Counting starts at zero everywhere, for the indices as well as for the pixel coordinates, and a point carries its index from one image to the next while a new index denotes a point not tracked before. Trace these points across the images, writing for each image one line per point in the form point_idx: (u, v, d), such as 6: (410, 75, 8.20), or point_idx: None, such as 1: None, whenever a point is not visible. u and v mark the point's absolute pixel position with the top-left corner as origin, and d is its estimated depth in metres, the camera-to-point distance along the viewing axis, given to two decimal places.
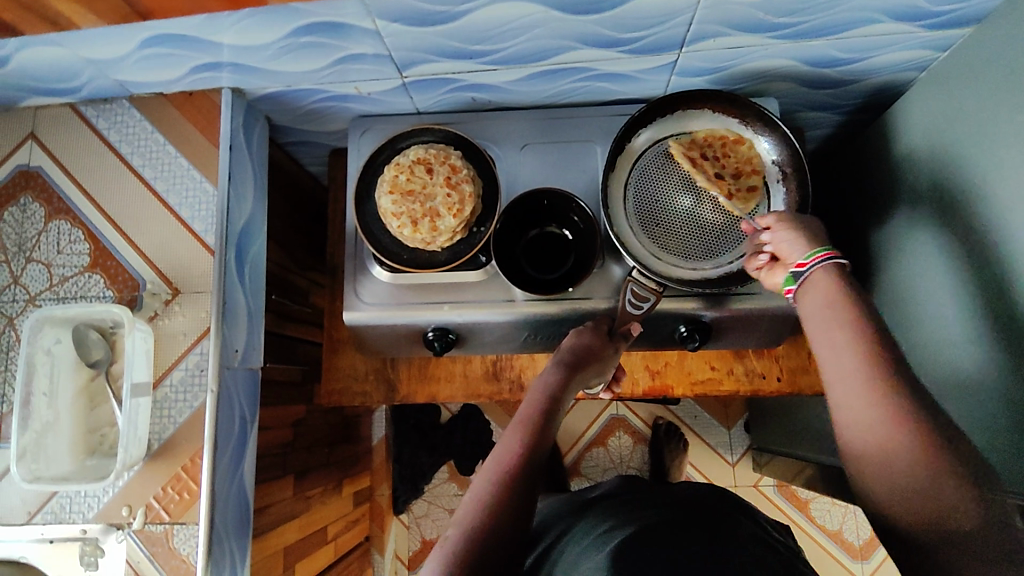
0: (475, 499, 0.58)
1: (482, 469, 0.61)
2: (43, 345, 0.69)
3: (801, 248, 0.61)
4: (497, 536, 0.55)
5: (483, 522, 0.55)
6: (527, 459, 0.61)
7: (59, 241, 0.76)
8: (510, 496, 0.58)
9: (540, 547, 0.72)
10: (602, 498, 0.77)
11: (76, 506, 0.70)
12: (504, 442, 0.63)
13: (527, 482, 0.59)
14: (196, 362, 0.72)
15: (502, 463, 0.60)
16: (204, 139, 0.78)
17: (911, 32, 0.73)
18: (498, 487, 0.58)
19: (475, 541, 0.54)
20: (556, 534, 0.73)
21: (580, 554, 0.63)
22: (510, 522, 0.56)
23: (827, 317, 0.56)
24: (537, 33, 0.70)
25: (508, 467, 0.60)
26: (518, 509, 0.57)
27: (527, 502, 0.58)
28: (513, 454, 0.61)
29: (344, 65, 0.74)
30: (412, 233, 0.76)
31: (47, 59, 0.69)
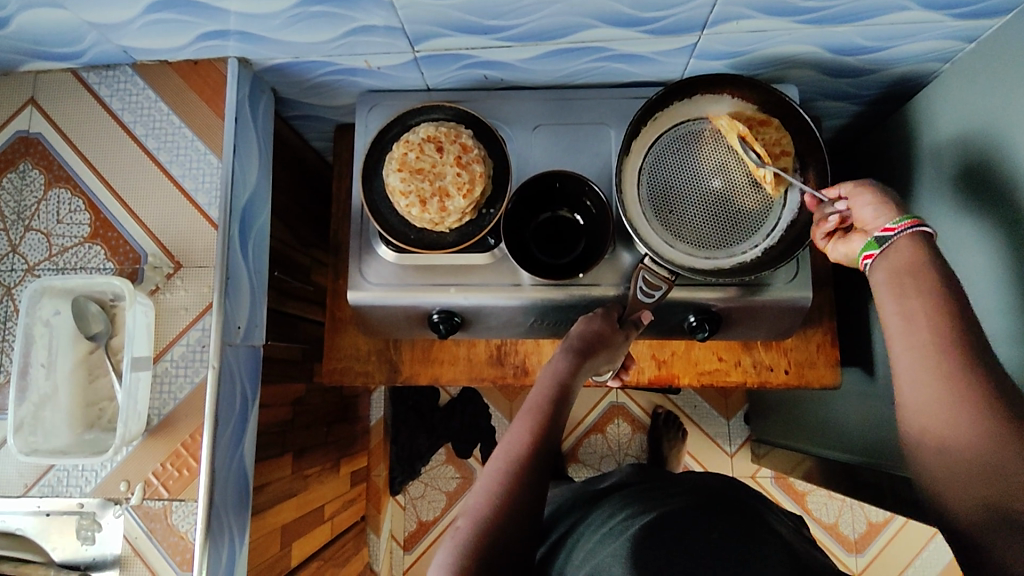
0: (486, 491, 0.57)
1: (492, 458, 0.60)
2: (42, 316, 0.67)
3: (885, 215, 0.61)
4: (508, 529, 0.54)
5: (494, 515, 0.55)
6: (537, 449, 0.60)
7: (59, 209, 0.75)
8: (521, 487, 0.57)
9: (551, 540, 0.70)
10: (619, 489, 0.75)
11: (74, 479, 0.69)
12: (514, 431, 0.62)
13: (538, 472, 0.58)
14: (197, 338, 0.71)
15: (512, 453, 0.59)
16: (209, 109, 0.76)
17: (939, 21, 0.71)
18: (509, 479, 0.57)
19: (487, 535, 0.53)
20: (568, 525, 0.71)
21: (595, 543, 0.62)
22: (521, 513, 0.55)
23: (898, 287, 0.57)
24: (555, 10, 0.68)
25: (519, 457, 0.59)
26: (529, 501, 0.56)
27: (538, 493, 0.57)
28: (524, 444, 0.60)
29: (355, 37, 0.72)
30: (421, 213, 0.74)
31: (49, 21, 0.67)
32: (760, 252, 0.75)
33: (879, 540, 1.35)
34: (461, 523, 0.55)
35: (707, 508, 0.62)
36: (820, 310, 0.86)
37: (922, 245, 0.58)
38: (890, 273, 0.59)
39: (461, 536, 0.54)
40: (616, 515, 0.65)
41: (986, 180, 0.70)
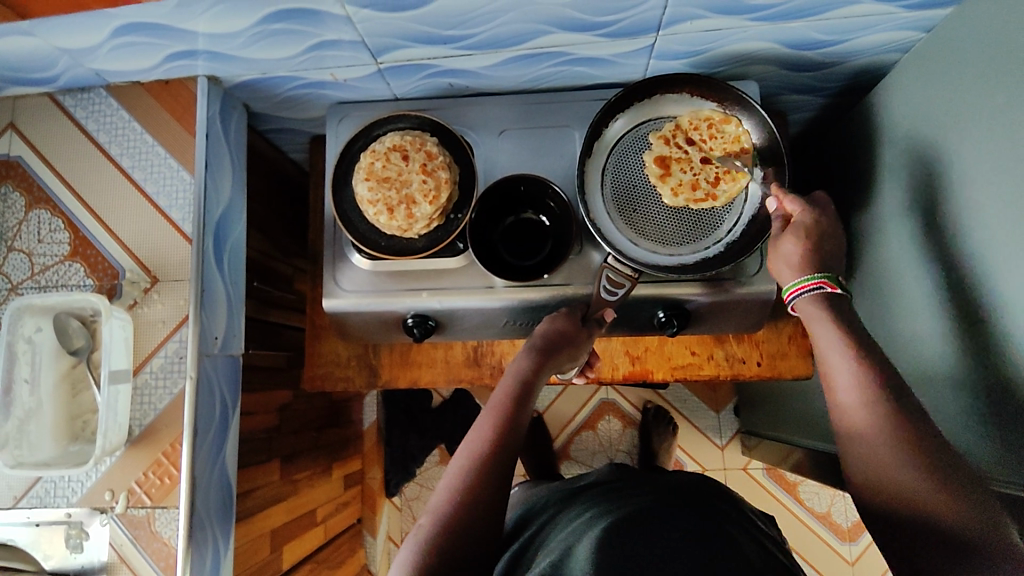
0: (450, 488, 0.59)
1: (456, 456, 0.62)
2: (25, 333, 0.70)
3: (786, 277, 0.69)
4: (471, 524, 0.56)
5: (458, 511, 0.56)
6: (500, 445, 0.62)
7: (39, 230, 0.77)
8: (484, 484, 0.59)
9: (524, 536, 0.71)
10: (593, 485, 0.76)
11: (61, 490, 0.72)
12: (477, 429, 0.64)
13: (501, 467, 0.60)
14: (175, 350, 0.73)
15: (475, 450, 0.61)
16: (181, 127, 0.78)
17: (891, 13, 0.72)
18: (472, 476, 0.59)
19: (450, 530, 0.55)
20: (541, 521, 0.72)
21: (563, 539, 0.63)
22: (485, 508, 0.58)
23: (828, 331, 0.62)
24: (509, 18, 0.69)
25: (482, 455, 0.61)
26: (492, 496, 0.58)
27: (501, 488, 0.59)
28: (487, 440, 0.62)
29: (318, 51, 0.74)
30: (388, 220, 0.76)
31: (21, 49, 0.69)
32: (724, 246, 0.76)
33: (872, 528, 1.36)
34: (426, 520, 0.57)
35: (670, 503, 0.64)
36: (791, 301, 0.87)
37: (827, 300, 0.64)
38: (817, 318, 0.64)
39: (426, 532, 0.56)
40: (582, 511, 0.67)
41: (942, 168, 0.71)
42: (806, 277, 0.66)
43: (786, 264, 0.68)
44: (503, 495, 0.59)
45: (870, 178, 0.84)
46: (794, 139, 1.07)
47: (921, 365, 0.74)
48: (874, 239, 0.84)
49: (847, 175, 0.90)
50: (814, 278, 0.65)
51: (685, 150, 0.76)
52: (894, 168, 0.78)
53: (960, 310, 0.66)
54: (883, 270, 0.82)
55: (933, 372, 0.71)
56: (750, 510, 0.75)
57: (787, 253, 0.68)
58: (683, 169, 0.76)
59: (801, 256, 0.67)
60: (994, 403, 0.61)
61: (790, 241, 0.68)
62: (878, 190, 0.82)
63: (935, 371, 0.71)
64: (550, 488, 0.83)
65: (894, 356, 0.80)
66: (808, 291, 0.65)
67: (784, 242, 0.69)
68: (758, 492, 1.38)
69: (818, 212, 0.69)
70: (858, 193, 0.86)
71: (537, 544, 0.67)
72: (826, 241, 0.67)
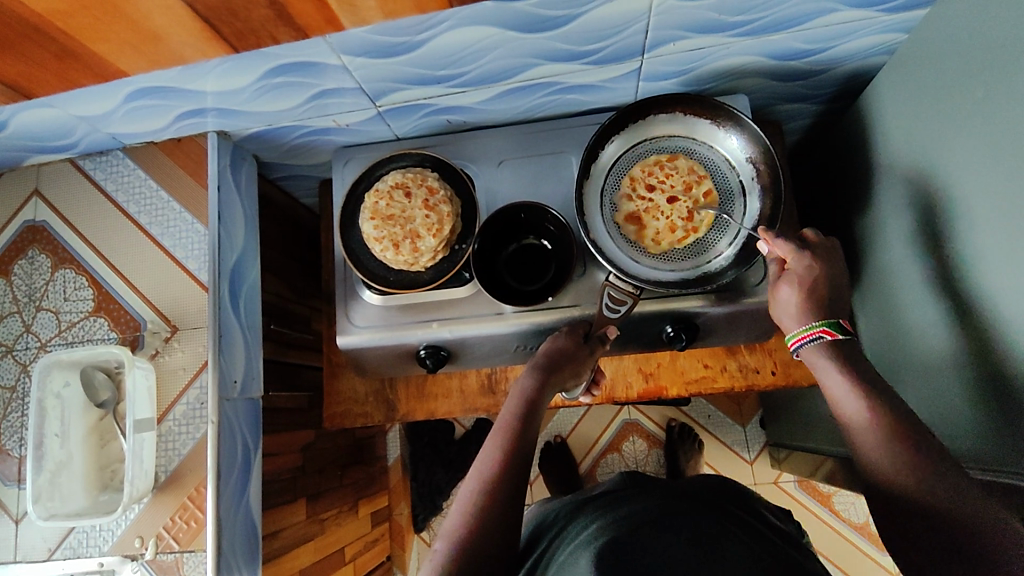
0: (463, 511, 0.59)
1: (466, 480, 0.62)
2: (53, 389, 0.73)
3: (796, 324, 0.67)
4: (485, 546, 0.56)
5: (468, 533, 0.57)
6: (508, 464, 0.62)
7: (65, 288, 0.81)
8: (495, 506, 0.59)
9: (536, 552, 0.69)
10: (600, 496, 0.74)
11: (92, 540, 0.73)
12: (484, 452, 0.64)
13: (511, 486, 0.61)
14: (196, 396, 0.75)
15: (485, 472, 0.62)
16: (193, 181, 0.81)
17: (870, 18, 0.73)
18: (483, 497, 0.59)
19: (464, 554, 0.55)
20: (552, 537, 0.70)
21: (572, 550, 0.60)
22: (497, 529, 0.58)
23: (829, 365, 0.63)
24: (498, 54, 0.72)
25: (493, 475, 0.61)
26: (505, 516, 0.58)
27: (512, 507, 0.59)
28: (495, 462, 0.62)
29: (319, 100, 0.77)
30: (395, 256, 0.78)
31: (43, 120, 0.74)
32: (724, 260, 0.76)
33: None
34: (441, 545, 0.57)
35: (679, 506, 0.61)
36: None
37: (840, 352, 0.63)
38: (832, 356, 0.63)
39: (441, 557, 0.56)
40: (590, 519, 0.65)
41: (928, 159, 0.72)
42: (803, 327, 0.66)
43: (788, 313, 0.68)
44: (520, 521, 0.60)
45: (869, 179, 0.84)
46: (793, 147, 1.08)
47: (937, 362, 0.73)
48: (879, 240, 0.84)
49: (847, 179, 0.91)
50: (812, 327, 0.65)
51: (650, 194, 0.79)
52: (891, 168, 0.79)
53: (969, 303, 0.66)
54: (889, 269, 0.82)
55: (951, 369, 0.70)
56: (765, 510, 0.73)
57: (785, 301, 0.69)
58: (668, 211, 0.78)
59: (801, 303, 0.67)
60: (1008, 395, 0.60)
61: (786, 290, 0.69)
62: (877, 191, 0.82)
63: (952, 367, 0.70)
64: (566, 501, 0.82)
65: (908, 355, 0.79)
66: (813, 340, 0.65)
67: (781, 292, 0.69)
68: (793, 505, 1.35)
69: (812, 259, 0.68)
70: (860, 195, 0.87)
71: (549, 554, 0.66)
72: (820, 284, 0.67)
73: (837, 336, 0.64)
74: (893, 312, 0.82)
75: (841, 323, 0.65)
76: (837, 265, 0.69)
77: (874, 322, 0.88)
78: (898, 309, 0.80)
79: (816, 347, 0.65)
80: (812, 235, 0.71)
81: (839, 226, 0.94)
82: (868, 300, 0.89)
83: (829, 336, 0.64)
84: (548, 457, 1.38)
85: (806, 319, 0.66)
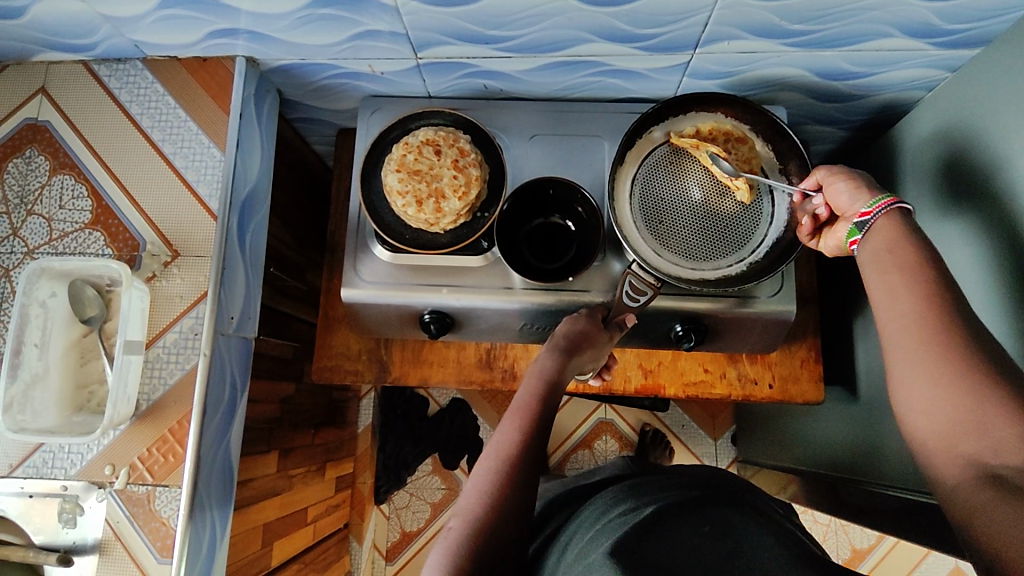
0: (479, 489, 0.57)
1: (483, 457, 0.61)
2: (39, 297, 0.68)
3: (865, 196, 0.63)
4: (504, 526, 0.55)
5: (487, 512, 0.55)
6: (526, 443, 0.61)
7: (62, 195, 0.76)
8: (512, 487, 0.57)
9: (545, 534, 0.68)
10: (606, 483, 0.73)
11: (59, 461, 0.69)
12: (503, 431, 0.63)
13: (527, 467, 0.59)
14: (191, 326, 0.72)
15: (502, 451, 0.60)
16: (215, 105, 0.78)
17: (920, 49, 0.74)
18: (499, 475, 0.58)
19: (482, 533, 0.54)
20: (559, 522, 0.68)
21: (593, 535, 0.57)
22: (514, 511, 0.56)
23: (886, 259, 0.57)
24: (554, 22, 0.70)
25: (509, 455, 0.60)
26: (520, 497, 0.57)
27: (528, 486, 0.58)
28: (514, 441, 0.61)
29: (360, 41, 0.75)
30: (416, 213, 0.76)
31: (65, 13, 0.69)
32: (745, 266, 0.77)
33: (864, 566, 1.34)
34: (455, 523, 0.56)
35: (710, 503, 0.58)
36: (805, 326, 0.88)
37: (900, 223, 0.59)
38: (891, 244, 0.57)
39: (456, 535, 0.54)
40: (604, 505, 0.64)
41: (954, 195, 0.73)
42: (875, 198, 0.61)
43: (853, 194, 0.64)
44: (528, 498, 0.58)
45: None
46: None
47: None
48: None
49: None
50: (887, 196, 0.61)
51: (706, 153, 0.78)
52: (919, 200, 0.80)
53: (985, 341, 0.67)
54: None
55: None
56: (776, 505, 0.72)
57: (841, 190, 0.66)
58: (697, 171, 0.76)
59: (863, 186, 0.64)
60: None
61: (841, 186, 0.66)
62: None
63: None
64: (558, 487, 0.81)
65: None
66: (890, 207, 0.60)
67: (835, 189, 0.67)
68: None
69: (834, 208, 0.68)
70: None
71: (558, 536, 0.64)
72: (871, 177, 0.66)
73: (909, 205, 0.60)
74: None
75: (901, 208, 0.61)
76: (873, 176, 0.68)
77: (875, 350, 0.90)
78: None
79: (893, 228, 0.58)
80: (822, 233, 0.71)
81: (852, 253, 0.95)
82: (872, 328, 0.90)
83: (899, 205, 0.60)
84: None
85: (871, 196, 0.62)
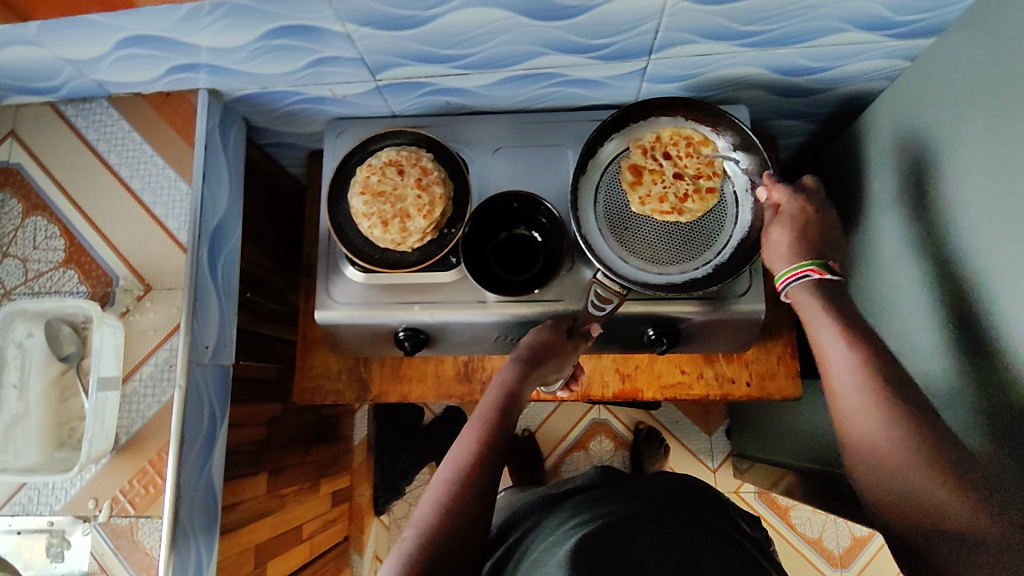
0: (435, 499, 0.59)
1: (441, 469, 0.62)
2: (16, 338, 0.70)
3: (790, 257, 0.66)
4: (458, 537, 0.56)
5: (440, 521, 0.56)
6: (484, 453, 0.62)
7: (35, 236, 0.77)
8: (468, 498, 0.59)
9: (507, 544, 0.70)
10: (574, 492, 0.75)
11: (43, 498, 0.71)
12: (461, 441, 0.64)
13: (484, 477, 0.60)
14: (165, 358, 0.73)
15: (459, 461, 0.62)
16: (180, 138, 0.79)
17: (877, 41, 0.73)
18: (455, 485, 0.59)
19: (435, 543, 0.55)
20: (523, 530, 0.70)
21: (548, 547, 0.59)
22: (471, 522, 0.57)
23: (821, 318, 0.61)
24: (505, 38, 0.71)
25: (466, 466, 0.61)
26: (478, 507, 0.58)
27: (485, 496, 0.60)
28: (471, 451, 0.62)
29: (317, 67, 0.75)
30: (382, 233, 0.77)
31: (26, 59, 0.71)
32: (712, 268, 0.77)
33: (864, 554, 1.35)
34: (410, 533, 0.57)
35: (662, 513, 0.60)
36: (780, 322, 0.88)
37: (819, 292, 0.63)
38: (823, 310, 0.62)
39: (410, 544, 0.55)
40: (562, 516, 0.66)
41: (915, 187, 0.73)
42: (791, 267, 0.65)
43: (779, 252, 0.67)
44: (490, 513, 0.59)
45: (860, 200, 0.85)
46: (785, 163, 1.09)
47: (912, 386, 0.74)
48: (864, 261, 0.85)
49: (836, 199, 0.92)
50: (802, 266, 0.64)
51: (661, 163, 0.79)
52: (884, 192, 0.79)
53: (953, 334, 0.66)
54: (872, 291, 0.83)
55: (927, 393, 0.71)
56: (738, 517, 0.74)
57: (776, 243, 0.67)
58: (649, 180, 0.78)
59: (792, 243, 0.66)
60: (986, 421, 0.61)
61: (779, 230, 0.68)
62: (867, 212, 0.83)
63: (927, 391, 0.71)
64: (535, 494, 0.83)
65: None
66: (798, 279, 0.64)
67: (773, 233, 0.68)
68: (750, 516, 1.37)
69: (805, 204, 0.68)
70: (849, 215, 0.88)
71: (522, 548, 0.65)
72: (811, 228, 0.67)
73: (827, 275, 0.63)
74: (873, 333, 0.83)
75: (829, 263, 0.64)
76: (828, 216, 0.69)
77: None
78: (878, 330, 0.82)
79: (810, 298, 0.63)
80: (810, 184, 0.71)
81: None
82: None
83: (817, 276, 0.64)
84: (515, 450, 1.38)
85: (795, 258, 0.65)
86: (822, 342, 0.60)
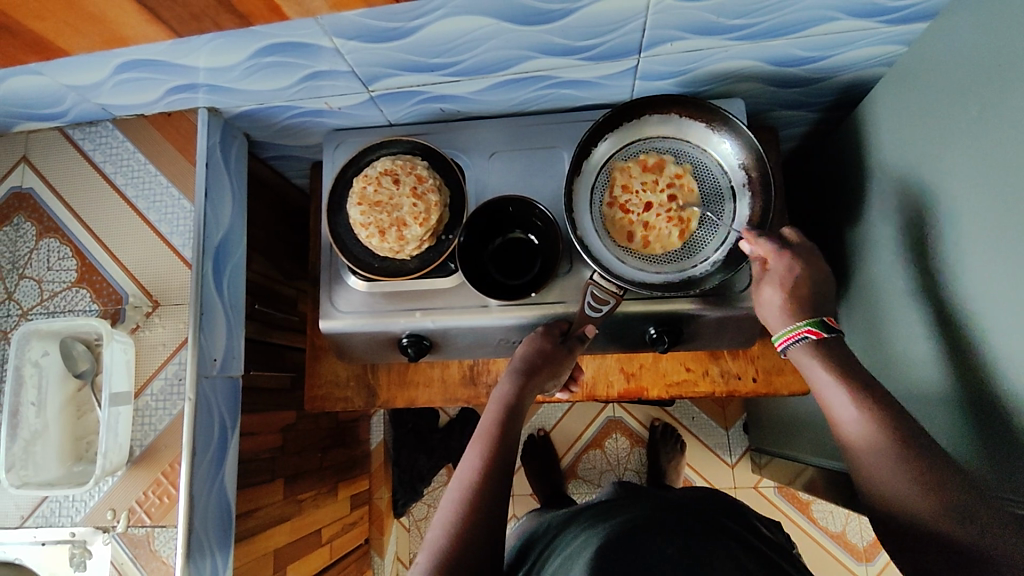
0: (446, 522, 0.59)
1: (449, 488, 0.63)
2: (32, 357, 0.72)
3: (782, 321, 0.68)
4: (471, 558, 0.56)
5: (451, 542, 0.57)
6: (490, 471, 0.63)
7: (49, 258, 0.80)
8: (477, 517, 0.59)
9: (530, 559, 0.72)
10: (592, 506, 0.77)
11: (65, 510, 0.74)
12: (465, 461, 0.65)
13: (492, 495, 0.61)
14: (175, 371, 0.76)
15: (466, 482, 0.62)
16: (182, 157, 0.81)
17: (872, 28, 0.72)
18: (465, 507, 0.60)
19: (449, 563, 0.55)
20: (545, 545, 0.72)
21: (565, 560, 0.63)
22: (482, 540, 0.58)
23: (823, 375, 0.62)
24: (492, 44, 0.71)
25: (473, 486, 0.61)
26: (487, 525, 0.59)
27: (495, 513, 0.60)
28: (476, 470, 0.63)
29: (310, 82, 0.76)
30: (380, 242, 0.78)
31: (31, 88, 0.73)
32: (711, 266, 0.76)
33: None
34: (423, 558, 0.57)
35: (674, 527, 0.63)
36: None
37: (817, 346, 0.64)
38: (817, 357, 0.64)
39: (425, 567, 0.56)
40: (581, 531, 0.68)
41: (915, 175, 0.71)
42: (790, 327, 0.66)
43: (772, 312, 0.69)
44: (498, 523, 0.60)
45: (863, 190, 0.84)
46: (789, 152, 1.07)
47: (918, 379, 0.73)
48: (870, 252, 0.83)
49: (840, 189, 0.90)
50: (799, 327, 0.66)
51: (659, 183, 0.78)
52: (885, 182, 0.78)
53: (955, 326, 0.65)
54: (878, 282, 0.82)
55: (934, 385, 0.70)
56: (760, 523, 0.77)
57: (768, 303, 0.70)
58: (640, 179, 0.79)
59: (783, 302, 0.68)
60: (991, 414, 0.60)
61: (770, 290, 0.70)
62: (870, 202, 0.82)
63: (935, 383, 0.70)
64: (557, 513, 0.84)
65: (893, 370, 0.79)
66: (797, 340, 0.66)
67: (766, 292, 0.70)
68: (771, 511, 1.36)
69: (791, 259, 0.69)
70: (853, 205, 0.86)
71: (541, 559, 0.69)
72: (806, 287, 0.68)
73: (823, 334, 0.65)
74: (879, 325, 0.82)
75: (826, 320, 0.66)
76: (823, 275, 0.70)
77: (860, 333, 0.89)
78: (885, 322, 0.80)
79: (809, 356, 0.64)
80: (792, 236, 0.73)
81: (831, 235, 0.94)
82: (855, 312, 0.89)
83: (815, 336, 0.65)
84: (530, 450, 1.39)
85: (793, 318, 0.67)
86: (824, 391, 0.62)
